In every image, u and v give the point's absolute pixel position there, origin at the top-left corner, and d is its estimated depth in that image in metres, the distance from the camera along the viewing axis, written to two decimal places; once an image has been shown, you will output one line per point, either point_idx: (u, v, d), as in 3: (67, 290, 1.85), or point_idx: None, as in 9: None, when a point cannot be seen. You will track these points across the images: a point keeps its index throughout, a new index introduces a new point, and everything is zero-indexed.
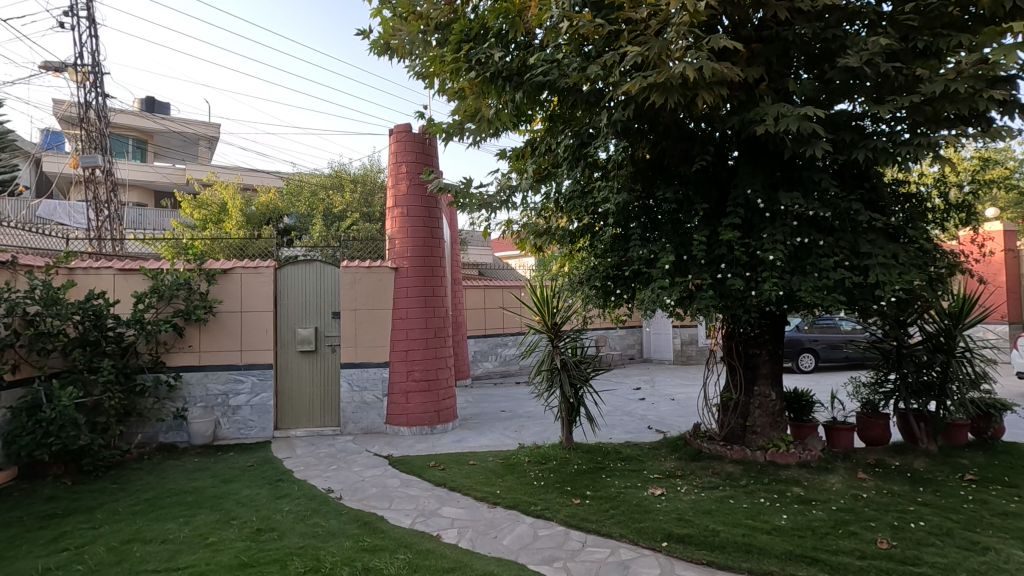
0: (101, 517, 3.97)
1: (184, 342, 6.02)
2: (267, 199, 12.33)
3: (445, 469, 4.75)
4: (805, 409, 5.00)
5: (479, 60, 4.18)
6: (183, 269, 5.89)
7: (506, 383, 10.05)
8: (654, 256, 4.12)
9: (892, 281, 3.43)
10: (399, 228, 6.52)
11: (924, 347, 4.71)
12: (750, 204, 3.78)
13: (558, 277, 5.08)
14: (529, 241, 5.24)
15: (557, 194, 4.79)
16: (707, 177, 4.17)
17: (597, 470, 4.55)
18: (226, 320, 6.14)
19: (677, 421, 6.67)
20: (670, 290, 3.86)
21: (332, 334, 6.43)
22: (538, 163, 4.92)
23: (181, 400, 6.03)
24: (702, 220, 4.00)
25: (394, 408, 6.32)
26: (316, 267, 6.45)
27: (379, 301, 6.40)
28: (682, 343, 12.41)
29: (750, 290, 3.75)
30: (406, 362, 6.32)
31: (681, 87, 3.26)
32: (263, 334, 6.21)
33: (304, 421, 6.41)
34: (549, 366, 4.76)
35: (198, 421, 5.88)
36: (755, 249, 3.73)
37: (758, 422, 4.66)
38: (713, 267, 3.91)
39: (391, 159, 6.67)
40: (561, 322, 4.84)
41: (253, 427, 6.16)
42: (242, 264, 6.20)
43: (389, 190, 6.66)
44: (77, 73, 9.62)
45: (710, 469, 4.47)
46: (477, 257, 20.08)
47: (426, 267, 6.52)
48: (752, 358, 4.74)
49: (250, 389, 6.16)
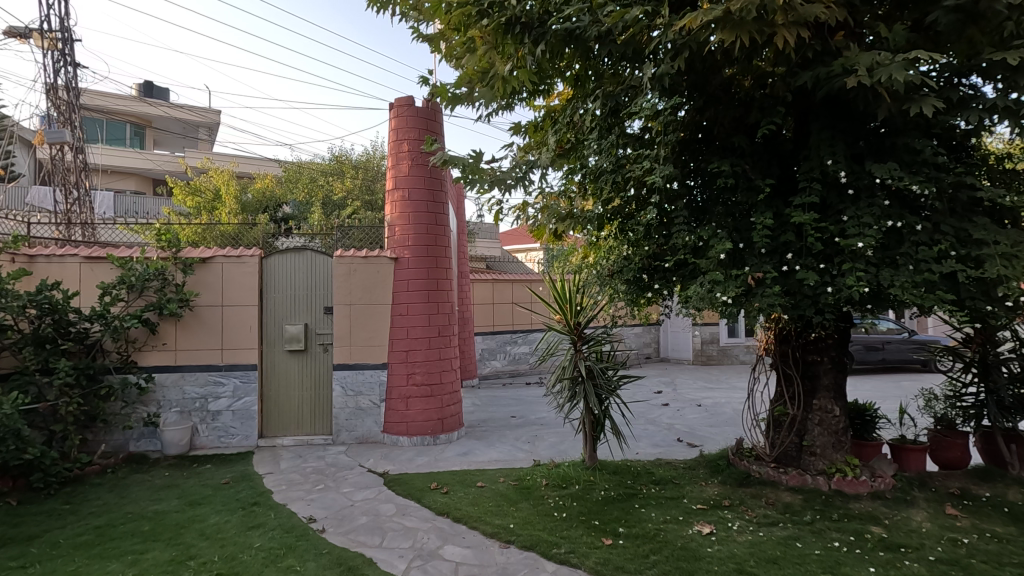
0: (36, 552, 3.31)
1: (158, 339, 5.39)
2: (264, 185, 11.66)
3: (448, 493, 4.05)
4: (869, 425, 4.29)
5: (492, 4, 3.46)
6: (155, 258, 5.24)
7: (515, 384, 9.33)
8: (703, 243, 3.43)
9: (1017, 276, 2.70)
10: (399, 213, 5.81)
11: (1017, 358, 3.98)
12: (829, 178, 3.05)
13: (582, 269, 4.37)
14: (548, 228, 4.55)
15: (584, 169, 4.02)
16: (767, 146, 3.46)
17: (628, 498, 3.83)
18: (205, 314, 5.49)
19: (709, 431, 5.94)
20: (726, 285, 3.18)
21: (325, 332, 5.75)
22: (561, 135, 4.18)
23: (154, 405, 5.39)
24: (764, 199, 3.29)
25: (393, 415, 5.64)
26: (306, 255, 5.76)
27: (377, 294, 5.72)
28: (702, 342, 11.68)
29: (825, 286, 3.06)
30: (405, 363, 5.64)
31: (755, 19, 2.58)
32: (247, 331, 5.55)
33: (291, 429, 5.73)
34: (572, 373, 4.05)
35: (172, 429, 5.23)
36: (835, 234, 3.04)
37: (819, 442, 3.94)
38: (777, 258, 3.22)
39: (390, 135, 5.96)
40: (586, 321, 4.10)
41: (235, 435, 5.52)
42: (224, 251, 5.54)
43: (389, 170, 5.94)
44: (44, 40, 8.92)
45: (764, 498, 3.75)
46: (485, 250, 19.53)
47: (430, 257, 5.82)
48: (811, 366, 4.01)
49: (232, 392, 5.51)
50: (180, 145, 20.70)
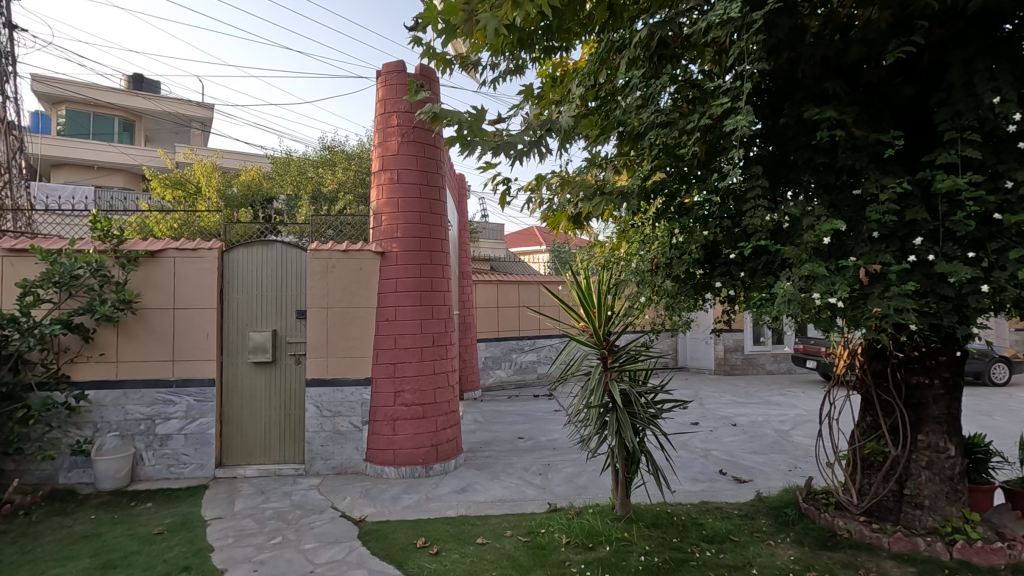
0: None
1: (95, 349, 4.48)
2: (249, 177, 10.76)
3: (439, 554, 3.10)
4: (982, 466, 3.33)
5: None
6: (91, 251, 4.33)
7: (522, 397, 8.37)
8: (790, 225, 2.48)
9: None
10: (386, 199, 4.89)
11: None
12: (987, 127, 2.13)
13: (609, 264, 3.43)
14: (566, 213, 3.61)
15: (617, 132, 3.06)
16: (876, 95, 2.55)
17: (678, 567, 2.86)
18: (153, 319, 4.57)
19: (754, 460, 4.97)
20: (829, 282, 2.26)
21: (297, 340, 4.83)
22: (585, 89, 3.23)
23: (89, 428, 4.47)
24: (881, 163, 2.36)
25: (378, 441, 4.70)
26: (276, 249, 4.84)
27: (360, 296, 4.79)
28: (725, 350, 10.70)
29: (979, 283, 2.13)
30: (393, 379, 4.70)
31: None
32: (203, 339, 4.63)
33: (256, 457, 4.79)
34: (602, 401, 3.11)
35: (108, 459, 4.30)
36: (995, 209, 2.11)
37: (927, 492, 2.99)
38: (898, 244, 2.30)
39: (377, 108, 5.03)
40: (619, 331, 3.16)
41: (188, 464, 4.59)
42: (177, 244, 4.63)
43: (376, 147, 5.01)
44: None
45: (863, 569, 2.78)
46: (489, 250, 18.66)
47: (423, 252, 4.88)
48: (916, 391, 3.06)
49: (185, 413, 4.59)
50: (172, 140, 19.87)
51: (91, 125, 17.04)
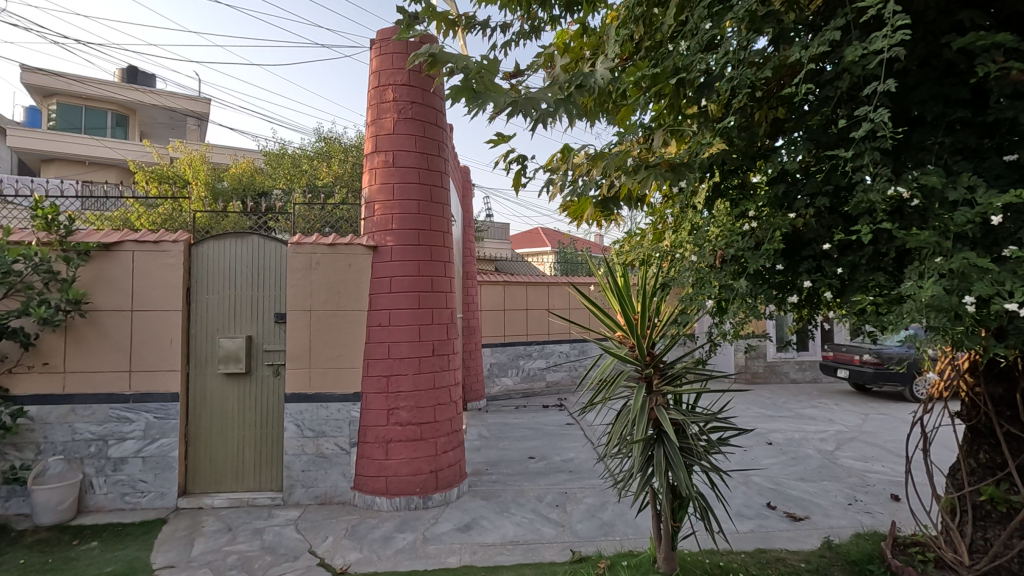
0: None
1: (38, 358, 3.83)
2: (240, 170, 10.16)
3: None
4: None
5: None
6: (32, 242, 3.68)
7: (530, 407, 7.70)
8: (922, 201, 1.81)
9: None
10: (380, 186, 4.22)
11: None
12: None
13: (650, 260, 2.76)
14: (594, 196, 2.95)
15: (666, 87, 2.40)
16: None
17: None
18: (108, 323, 3.92)
19: (805, 490, 4.28)
20: (993, 279, 1.60)
21: (276, 348, 4.17)
22: (622, 38, 2.58)
23: (30, 450, 3.83)
24: None
25: (369, 467, 4.03)
26: (253, 243, 4.19)
27: (350, 297, 4.14)
28: (747, 356, 10.00)
29: None
30: (386, 394, 4.03)
31: None
32: (166, 346, 3.98)
33: (227, 483, 4.13)
34: (647, 435, 2.41)
35: (48, 488, 3.64)
36: None
37: None
38: None
39: (371, 81, 4.36)
40: (667, 343, 2.48)
41: (146, 492, 3.93)
42: (137, 235, 3.97)
43: (369, 126, 4.34)
44: None
45: None
46: (495, 250, 18.08)
47: (422, 246, 4.22)
48: None
49: (143, 433, 3.93)
50: (167, 136, 19.24)
51: (82, 119, 16.45)
